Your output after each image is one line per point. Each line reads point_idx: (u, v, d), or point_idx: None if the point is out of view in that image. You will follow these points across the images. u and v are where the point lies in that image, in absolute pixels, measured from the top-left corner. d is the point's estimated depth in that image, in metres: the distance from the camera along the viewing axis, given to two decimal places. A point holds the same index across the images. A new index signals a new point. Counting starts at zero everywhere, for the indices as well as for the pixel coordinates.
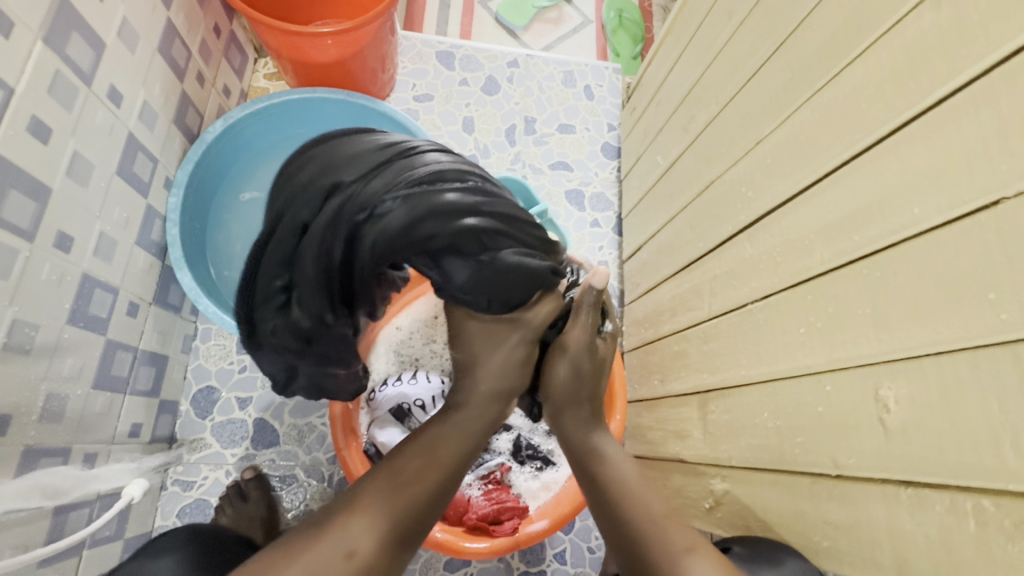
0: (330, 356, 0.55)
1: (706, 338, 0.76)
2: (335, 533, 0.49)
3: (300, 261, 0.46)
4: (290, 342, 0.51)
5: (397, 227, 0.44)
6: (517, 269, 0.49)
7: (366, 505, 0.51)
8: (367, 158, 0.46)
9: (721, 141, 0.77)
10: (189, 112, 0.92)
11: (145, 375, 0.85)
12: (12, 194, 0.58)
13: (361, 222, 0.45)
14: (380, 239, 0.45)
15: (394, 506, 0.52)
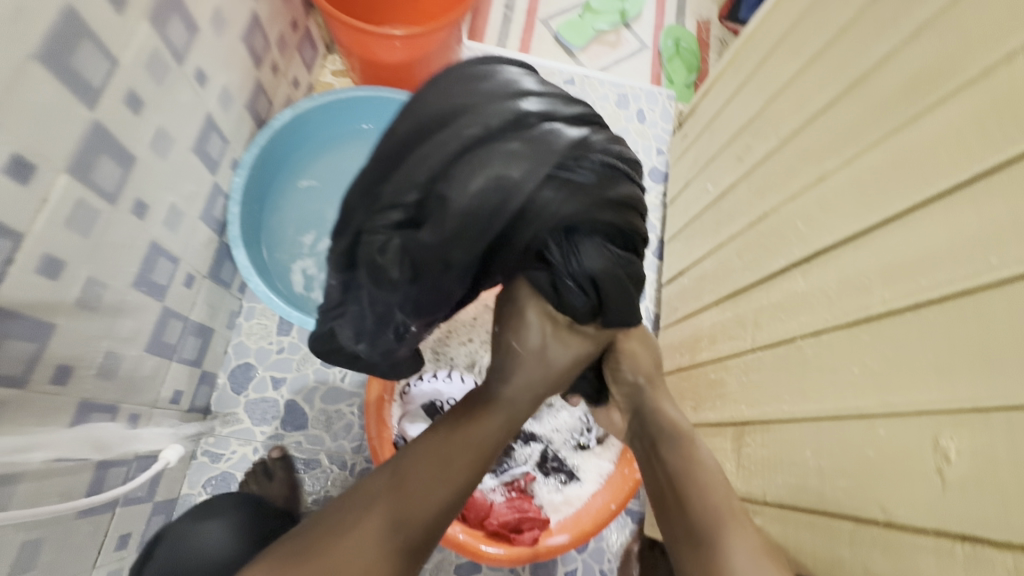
0: (417, 300, 0.52)
1: (747, 369, 0.76)
2: (386, 505, 0.52)
3: (466, 179, 0.43)
4: (395, 266, 0.48)
5: (577, 201, 0.47)
6: (630, 272, 0.55)
7: (412, 483, 0.53)
8: (565, 107, 0.46)
9: (781, 173, 0.77)
10: (261, 100, 0.97)
11: (191, 345, 0.88)
12: (104, 158, 0.60)
13: (551, 173, 0.45)
14: (557, 202, 0.46)
15: (440, 486, 0.54)
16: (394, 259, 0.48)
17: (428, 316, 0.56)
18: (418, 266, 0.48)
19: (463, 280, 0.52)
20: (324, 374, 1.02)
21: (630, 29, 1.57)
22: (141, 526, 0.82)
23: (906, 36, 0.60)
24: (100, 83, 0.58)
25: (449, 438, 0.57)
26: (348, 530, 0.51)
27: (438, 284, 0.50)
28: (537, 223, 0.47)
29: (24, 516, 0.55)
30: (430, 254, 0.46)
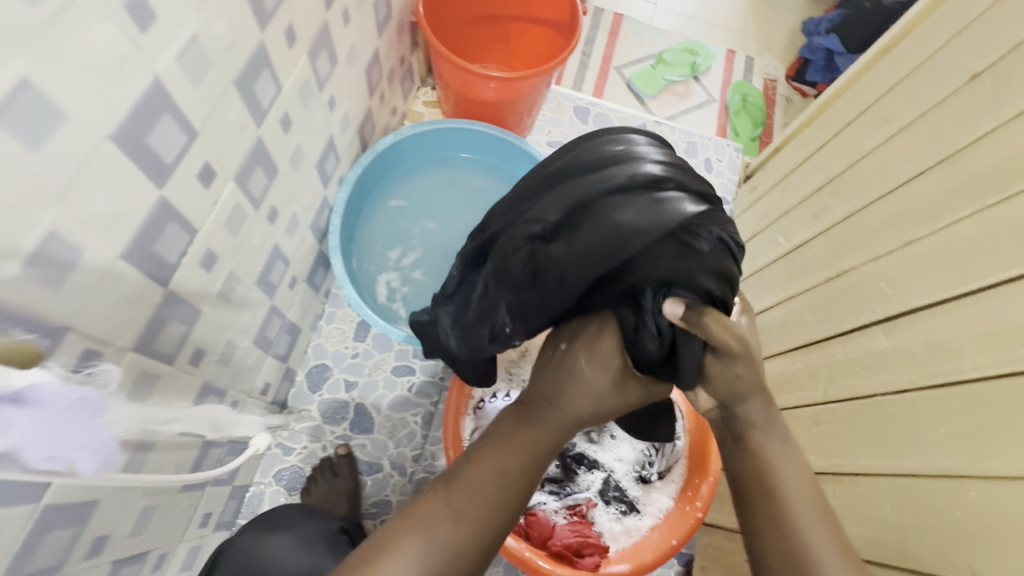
0: (521, 309, 0.58)
1: (819, 420, 0.77)
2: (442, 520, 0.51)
3: (599, 215, 0.51)
4: (519, 270, 0.56)
5: (686, 263, 0.51)
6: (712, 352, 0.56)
7: (469, 494, 0.52)
8: (698, 188, 0.53)
9: (863, 234, 0.80)
10: (368, 125, 1.06)
11: (283, 342, 0.95)
12: (258, 170, 0.68)
13: (670, 234, 0.50)
14: (667, 259, 0.51)
15: (494, 501, 0.52)
16: (519, 265, 0.56)
17: (522, 332, 0.62)
18: (538, 277, 0.55)
19: (565, 308, 0.57)
20: (392, 383, 1.07)
21: (699, 82, 1.64)
22: (220, 507, 0.87)
23: (1002, 120, 0.63)
24: (268, 104, 0.66)
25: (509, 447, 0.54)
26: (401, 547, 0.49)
27: (542, 300, 0.56)
28: (647, 270, 0.51)
29: (152, 480, 0.60)
30: (553, 269, 0.54)
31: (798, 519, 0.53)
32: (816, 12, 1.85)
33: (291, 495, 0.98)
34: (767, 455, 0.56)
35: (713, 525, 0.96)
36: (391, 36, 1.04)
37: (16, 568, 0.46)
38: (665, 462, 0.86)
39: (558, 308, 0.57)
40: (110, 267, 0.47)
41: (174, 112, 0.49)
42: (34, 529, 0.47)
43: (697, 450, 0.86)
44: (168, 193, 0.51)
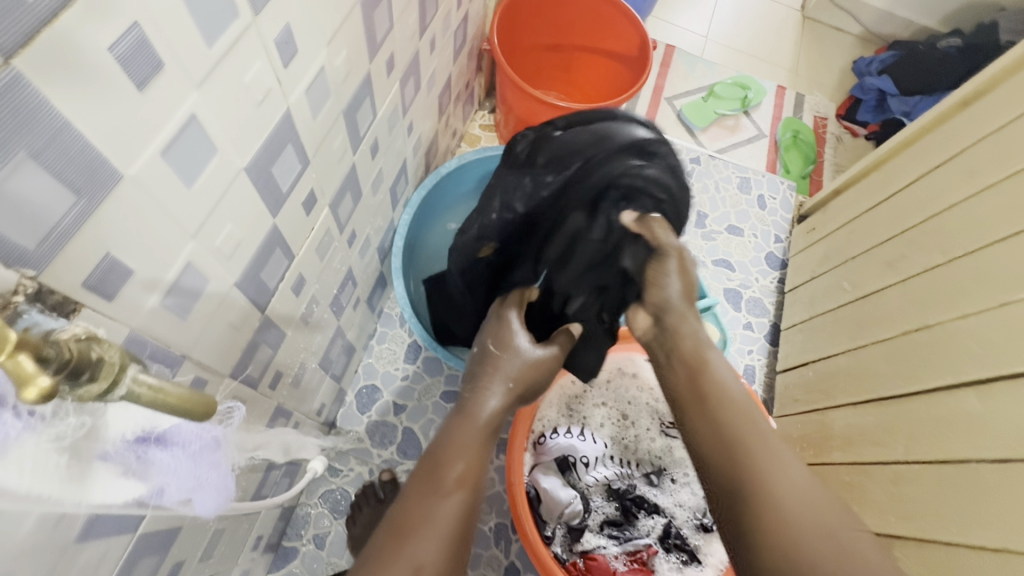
0: (506, 193, 0.73)
1: (899, 481, 0.74)
2: (403, 558, 0.43)
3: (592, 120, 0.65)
4: (520, 157, 0.72)
5: (642, 172, 0.62)
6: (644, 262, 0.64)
7: (427, 519, 0.45)
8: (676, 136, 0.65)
9: (951, 291, 0.78)
10: (433, 148, 1.06)
11: (340, 362, 0.94)
12: (347, 196, 0.68)
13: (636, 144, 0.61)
14: (628, 160, 0.62)
15: (453, 521, 0.46)
16: (524, 145, 0.72)
17: (500, 226, 0.76)
18: (530, 157, 0.70)
19: (540, 195, 0.69)
20: (441, 409, 1.06)
21: (749, 116, 1.64)
22: (270, 529, 0.86)
23: None
24: (364, 132, 0.66)
25: (446, 459, 0.49)
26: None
27: (528, 190, 0.70)
28: (611, 166, 0.62)
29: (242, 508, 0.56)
30: (551, 151, 0.67)
31: (724, 415, 0.52)
32: (866, 51, 1.84)
33: (335, 518, 0.96)
34: (701, 370, 0.56)
35: None
36: (463, 62, 1.05)
37: None
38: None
39: (541, 197, 0.70)
40: (226, 296, 0.46)
41: (296, 142, 0.49)
42: (130, 559, 0.46)
43: None
44: (279, 220, 0.51)
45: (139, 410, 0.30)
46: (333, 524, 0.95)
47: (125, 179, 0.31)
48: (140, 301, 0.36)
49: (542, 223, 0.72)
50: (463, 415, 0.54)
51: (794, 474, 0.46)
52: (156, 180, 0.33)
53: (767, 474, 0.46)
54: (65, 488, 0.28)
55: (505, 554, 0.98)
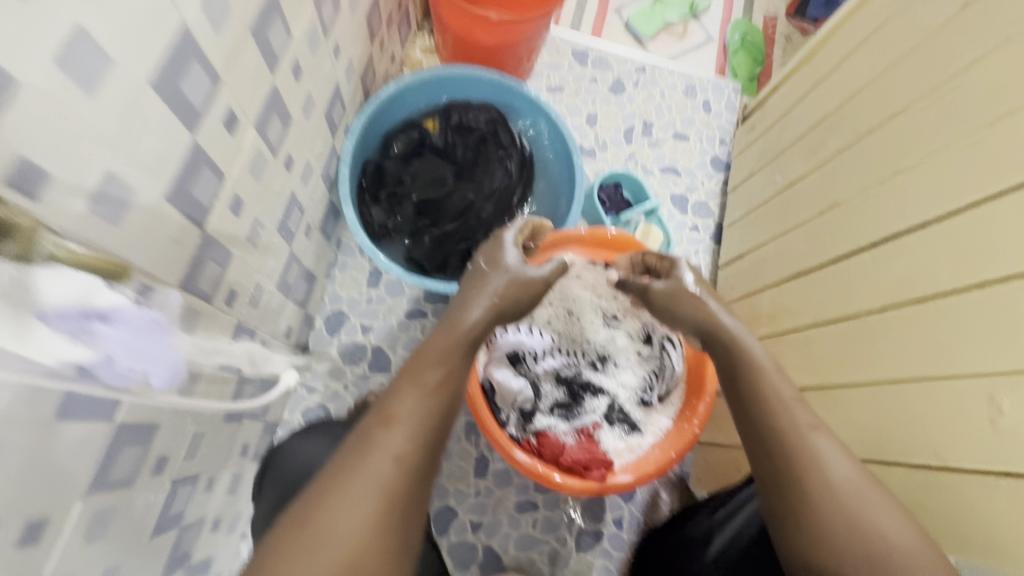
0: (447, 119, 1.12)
1: (807, 342, 0.83)
2: (383, 444, 0.58)
3: (502, 131, 1.12)
4: (475, 116, 1.12)
5: (501, 177, 1.10)
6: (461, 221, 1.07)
7: (405, 411, 0.61)
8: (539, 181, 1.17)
9: (855, 167, 0.84)
10: (370, 72, 1.06)
11: (302, 288, 1.00)
12: (274, 117, 0.70)
13: (503, 160, 1.11)
14: (494, 170, 1.10)
15: (426, 415, 0.61)
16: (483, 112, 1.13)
17: (420, 133, 1.10)
18: (467, 119, 1.12)
19: (447, 143, 1.11)
20: (406, 325, 1.13)
21: (699, 21, 1.62)
22: (256, 440, 0.95)
23: (989, 49, 0.66)
24: (281, 51, 0.67)
25: (425, 365, 0.65)
26: (358, 467, 0.56)
27: (448, 133, 1.11)
28: (486, 162, 1.10)
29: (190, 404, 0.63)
30: (472, 118, 1.12)
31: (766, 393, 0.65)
32: None
33: None
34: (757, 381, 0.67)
35: (708, 445, 1.06)
36: None
37: (101, 476, 0.53)
38: (663, 386, 0.94)
39: (452, 142, 1.11)
40: (157, 209, 0.51)
41: (202, 58, 0.52)
42: (113, 442, 0.53)
43: (695, 374, 0.93)
44: (200, 138, 0.55)
45: (74, 279, 0.39)
46: None
47: (22, 85, 0.34)
48: (66, 204, 0.40)
49: (431, 158, 1.10)
50: (448, 324, 0.70)
51: (832, 466, 0.58)
52: (54, 87, 0.37)
53: (812, 446, 0.60)
54: (13, 331, 0.35)
55: (475, 446, 1.10)
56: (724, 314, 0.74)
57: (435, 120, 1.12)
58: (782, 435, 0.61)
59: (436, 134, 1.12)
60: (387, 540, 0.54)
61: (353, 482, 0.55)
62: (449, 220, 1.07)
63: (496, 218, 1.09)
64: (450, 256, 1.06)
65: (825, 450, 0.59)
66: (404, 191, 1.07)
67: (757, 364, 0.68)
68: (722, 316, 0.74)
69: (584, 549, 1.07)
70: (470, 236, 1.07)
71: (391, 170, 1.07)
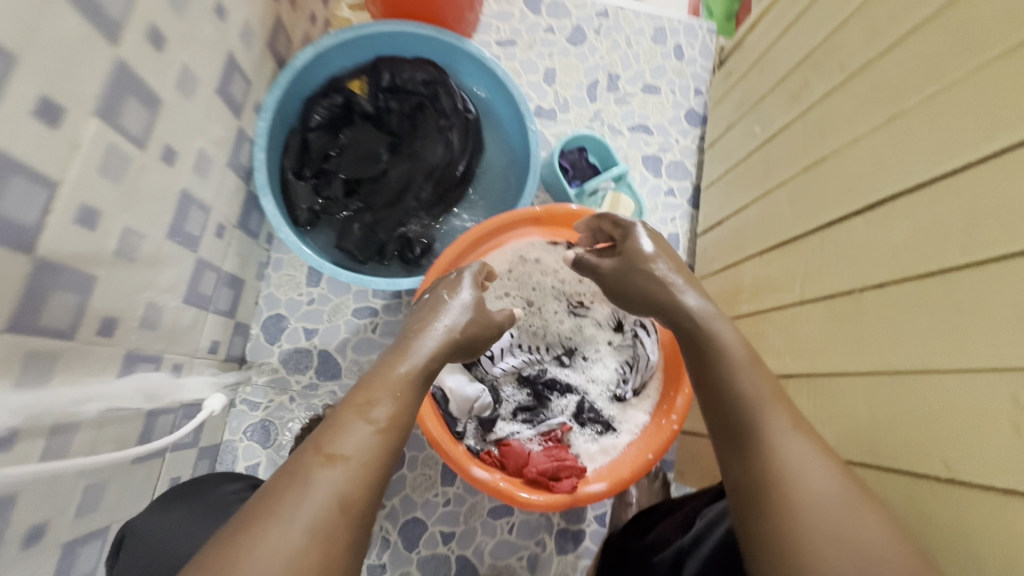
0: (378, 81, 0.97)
1: (796, 322, 0.73)
2: (316, 491, 0.44)
3: (443, 96, 0.97)
4: (410, 77, 0.97)
5: (442, 150, 0.97)
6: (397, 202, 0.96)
7: (347, 448, 0.47)
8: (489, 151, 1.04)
9: (847, 113, 0.71)
10: (281, 37, 0.90)
11: (225, 296, 0.88)
12: (132, 101, 0.56)
13: (443, 129, 0.97)
14: (433, 141, 0.97)
15: (373, 455, 0.48)
16: (421, 71, 0.97)
17: (347, 99, 0.96)
18: (402, 81, 0.97)
19: (380, 110, 0.97)
20: (355, 326, 1.02)
21: None
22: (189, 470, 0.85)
23: None
24: (121, 14, 0.53)
25: (373, 396, 0.52)
26: (275, 520, 0.42)
27: (379, 98, 0.97)
28: (425, 132, 0.97)
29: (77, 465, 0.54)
30: (407, 80, 0.97)
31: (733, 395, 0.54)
32: None
33: (265, 449, 0.96)
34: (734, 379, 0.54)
35: (692, 434, 0.98)
36: None
37: None
38: (638, 379, 0.84)
39: (384, 109, 0.97)
40: None
41: None
42: None
43: (672, 361, 0.83)
44: None
45: None
46: (263, 454, 0.95)
47: None
48: None
49: (362, 128, 0.96)
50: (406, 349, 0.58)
51: (810, 480, 0.47)
52: None
53: (785, 457, 0.48)
54: None
55: None
56: (687, 294, 0.62)
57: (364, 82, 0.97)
58: (756, 442, 0.50)
59: (366, 99, 0.97)
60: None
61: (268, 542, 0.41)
62: (384, 202, 0.96)
63: (438, 198, 0.98)
64: (386, 245, 0.96)
65: (799, 458, 0.48)
66: (331, 170, 0.95)
67: (726, 351, 0.57)
68: (687, 298, 0.62)
69: (566, 551, 1.00)
70: (408, 219, 0.96)
71: (315, 144, 0.94)
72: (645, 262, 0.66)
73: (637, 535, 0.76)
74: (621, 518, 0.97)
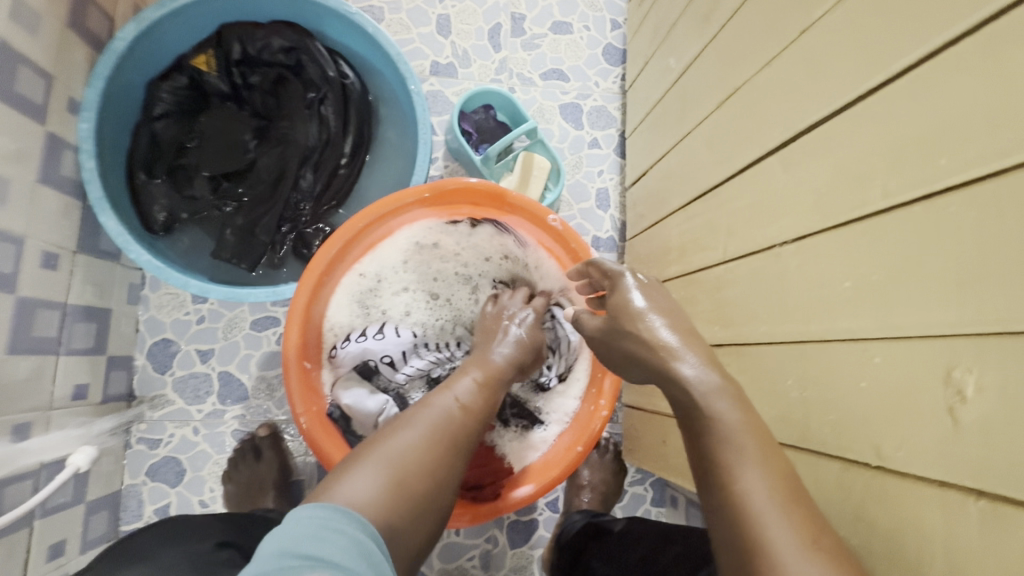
0: (228, 54, 0.80)
1: (720, 285, 0.64)
2: (440, 406, 0.51)
3: (308, 65, 0.82)
4: (265, 42, 0.80)
5: (319, 130, 0.82)
6: (274, 197, 0.81)
7: (462, 395, 0.53)
8: (380, 122, 0.88)
9: (755, 31, 0.59)
10: (91, 13, 0.75)
11: (82, 332, 0.76)
12: None
13: (316, 105, 0.82)
14: (306, 120, 0.82)
15: (483, 397, 0.55)
16: (278, 34, 0.80)
17: (194, 78, 0.80)
18: (257, 51, 0.81)
19: (238, 91, 0.82)
20: (255, 340, 0.91)
21: None
22: (78, 529, 0.76)
23: None
24: None
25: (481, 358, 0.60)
26: (407, 420, 0.49)
27: (234, 75, 0.81)
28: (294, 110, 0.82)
29: None
30: (262, 49, 0.81)
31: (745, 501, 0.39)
32: None
33: (173, 488, 0.87)
34: (728, 471, 0.41)
35: (636, 408, 0.91)
36: None
37: None
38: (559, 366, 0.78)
39: (244, 88, 0.82)
40: None
41: None
42: None
43: None
44: None
45: None
46: (173, 494, 0.87)
47: None
48: None
49: (220, 114, 0.82)
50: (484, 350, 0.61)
51: None
52: None
53: None
54: None
55: None
56: (684, 360, 0.46)
57: (210, 55, 0.80)
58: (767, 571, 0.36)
59: (217, 76, 0.81)
60: (423, 508, 0.45)
61: (400, 432, 0.48)
62: (259, 198, 0.81)
63: (323, 186, 0.83)
64: (270, 248, 0.82)
65: None
66: (191, 166, 0.80)
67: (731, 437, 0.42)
68: (684, 367, 0.45)
69: (519, 543, 0.94)
70: (292, 215, 0.82)
71: (165, 139, 0.79)
72: (634, 322, 0.49)
73: (598, 551, 0.76)
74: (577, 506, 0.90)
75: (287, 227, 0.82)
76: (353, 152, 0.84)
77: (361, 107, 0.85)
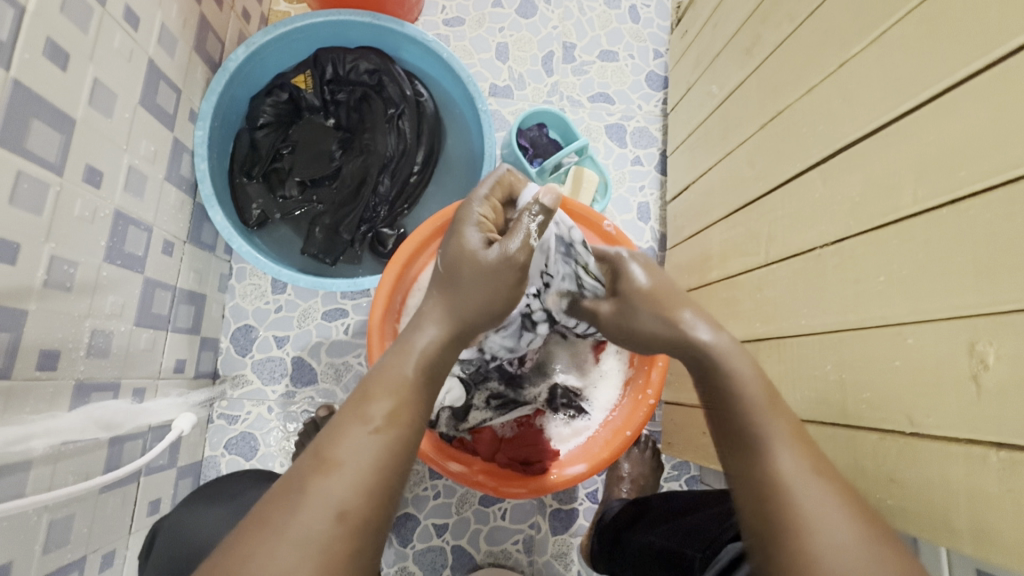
0: (321, 72, 0.91)
1: (761, 285, 0.71)
2: (310, 510, 0.37)
3: (390, 85, 0.92)
4: (354, 64, 0.91)
5: (396, 143, 0.92)
6: (355, 201, 0.91)
7: (348, 450, 0.40)
8: (447, 137, 0.99)
9: (795, 64, 0.67)
10: (209, 38, 0.86)
11: (185, 313, 0.85)
12: (36, 124, 0.53)
13: (395, 122, 0.92)
14: (387, 133, 0.92)
15: (384, 457, 0.40)
16: (365, 56, 0.92)
17: (291, 92, 0.91)
18: (346, 71, 0.92)
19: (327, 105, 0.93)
20: (326, 329, 1.00)
21: None
22: (170, 490, 0.85)
23: None
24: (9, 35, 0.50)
25: (373, 394, 0.44)
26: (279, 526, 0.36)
27: (325, 91, 0.92)
28: (377, 123, 0.92)
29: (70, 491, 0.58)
30: (351, 69, 0.92)
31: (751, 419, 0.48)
32: None
33: (248, 461, 0.95)
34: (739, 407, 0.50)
35: (675, 404, 0.97)
36: None
37: None
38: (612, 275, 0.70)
39: (332, 103, 0.93)
40: None
41: None
42: None
43: None
44: None
45: None
46: (247, 467, 0.95)
47: None
48: None
49: (311, 125, 0.93)
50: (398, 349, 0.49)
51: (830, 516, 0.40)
52: None
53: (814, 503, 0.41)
54: None
55: None
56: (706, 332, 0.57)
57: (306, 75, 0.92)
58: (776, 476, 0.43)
59: (311, 93, 0.92)
60: None
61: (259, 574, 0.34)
62: (341, 201, 0.91)
63: (397, 192, 0.93)
64: (349, 245, 0.92)
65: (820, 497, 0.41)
66: (284, 170, 0.91)
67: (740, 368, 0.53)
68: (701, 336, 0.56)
69: (561, 530, 1.00)
70: (370, 216, 0.92)
71: (263, 145, 0.90)
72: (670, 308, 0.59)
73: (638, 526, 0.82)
74: (615, 495, 0.96)
75: (366, 227, 0.92)
76: (425, 163, 0.94)
77: (433, 123, 0.95)
